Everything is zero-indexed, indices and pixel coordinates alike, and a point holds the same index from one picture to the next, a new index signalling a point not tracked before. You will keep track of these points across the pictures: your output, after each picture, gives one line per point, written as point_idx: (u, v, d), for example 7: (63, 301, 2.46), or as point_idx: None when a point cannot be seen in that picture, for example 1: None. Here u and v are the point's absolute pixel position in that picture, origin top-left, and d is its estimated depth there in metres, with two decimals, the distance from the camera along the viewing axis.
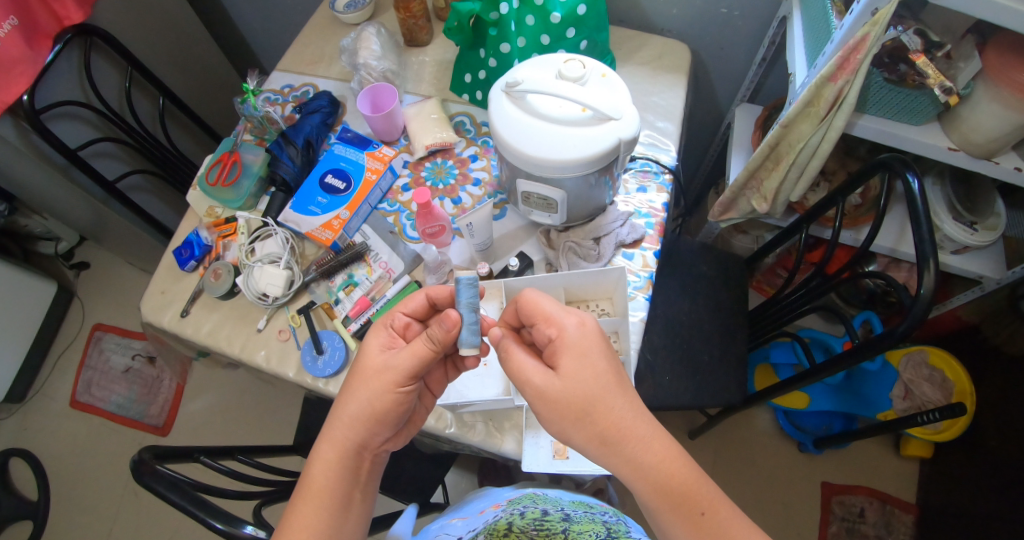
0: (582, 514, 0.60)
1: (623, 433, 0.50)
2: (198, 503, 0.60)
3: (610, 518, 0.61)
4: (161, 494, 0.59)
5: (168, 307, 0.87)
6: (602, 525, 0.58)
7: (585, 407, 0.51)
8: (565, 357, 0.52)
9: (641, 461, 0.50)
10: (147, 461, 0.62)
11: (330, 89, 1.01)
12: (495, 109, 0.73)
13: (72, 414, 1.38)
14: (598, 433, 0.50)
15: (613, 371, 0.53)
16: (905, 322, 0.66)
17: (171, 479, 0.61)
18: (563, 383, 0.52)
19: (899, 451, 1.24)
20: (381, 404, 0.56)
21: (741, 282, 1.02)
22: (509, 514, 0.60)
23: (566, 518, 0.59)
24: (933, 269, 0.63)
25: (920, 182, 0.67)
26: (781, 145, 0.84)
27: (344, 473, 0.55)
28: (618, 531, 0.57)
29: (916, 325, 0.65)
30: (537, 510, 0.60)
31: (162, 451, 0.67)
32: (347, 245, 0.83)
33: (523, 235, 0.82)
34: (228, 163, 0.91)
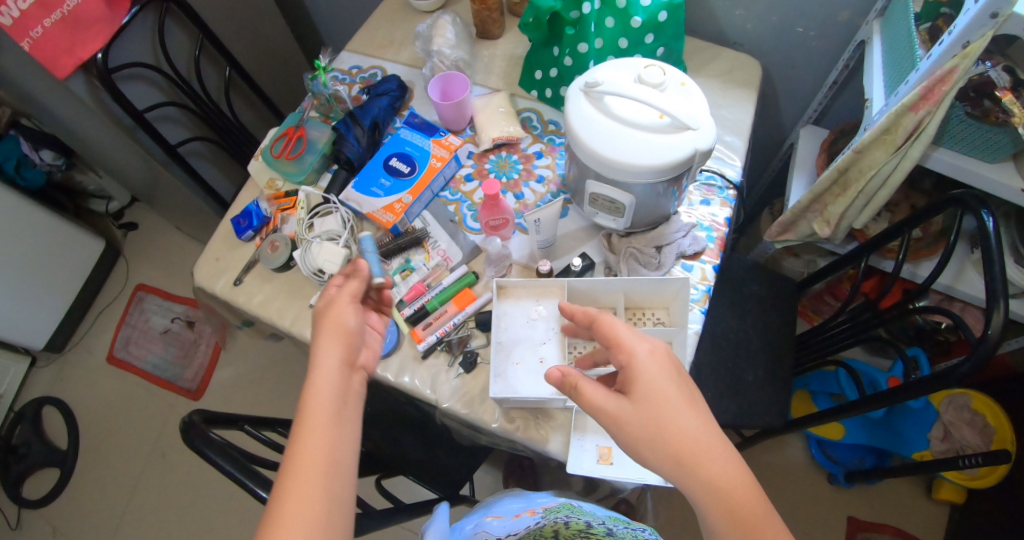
0: (624, 529, 0.58)
1: (700, 469, 0.46)
2: (245, 471, 0.61)
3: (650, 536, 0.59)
4: (210, 459, 0.60)
5: (222, 274, 0.89)
6: None
7: (657, 435, 0.48)
8: (636, 380, 0.50)
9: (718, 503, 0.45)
10: (195, 425, 0.63)
11: (398, 74, 1.02)
12: (571, 108, 0.73)
13: (108, 369, 1.41)
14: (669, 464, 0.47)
15: (687, 401, 0.49)
16: (965, 363, 0.63)
17: (220, 445, 0.62)
18: (632, 410, 0.49)
19: (932, 494, 1.21)
20: (350, 326, 0.54)
21: (790, 304, 1.01)
22: (552, 523, 0.57)
23: (610, 533, 0.56)
24: (1003, 311, 0.61)
25: (995, 219, 0.65)
26: (851, 170, 0.83)
27: (330, 388, 0.50)
28: None
29: (978, 366, 0.62)
30: (580, 521, 0.57)
31: (211, 416, 0.68)
32: (407, 230, 0.84)
33: (584, 236, 0.82)
34: (294, 138, 0.94)
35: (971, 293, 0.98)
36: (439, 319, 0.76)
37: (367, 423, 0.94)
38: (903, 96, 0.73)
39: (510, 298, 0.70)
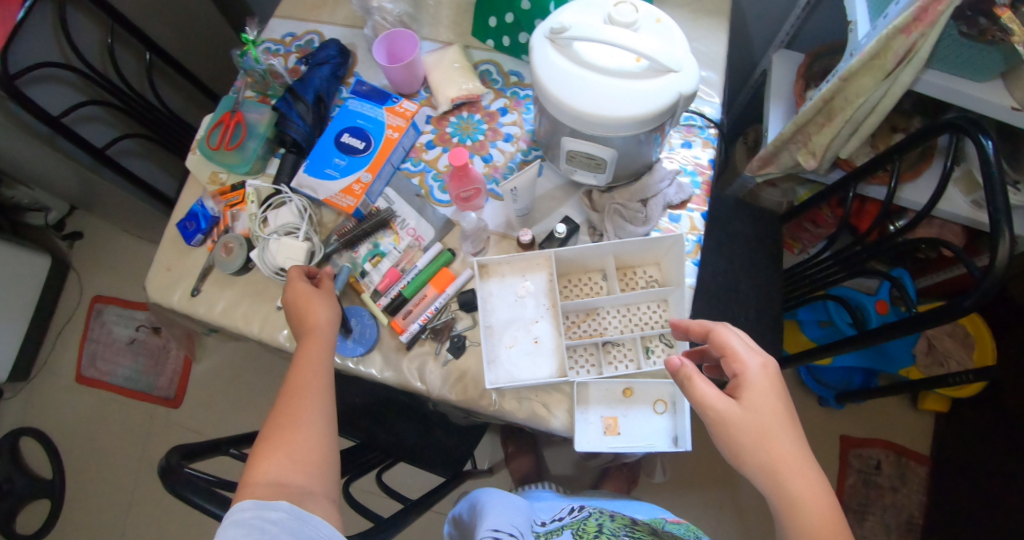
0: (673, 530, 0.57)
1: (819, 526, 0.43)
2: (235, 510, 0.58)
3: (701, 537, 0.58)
4: (197, 503, 0.58)
5: (176, 284, 0.84)
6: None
7: (775, 468, 0.46)
8: (756, 402, 0.48)
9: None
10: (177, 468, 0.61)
11: (336, 37, 0.92)
12: (538, 60, 0.66)
13: (78, 389, 1.34)
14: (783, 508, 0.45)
15: (803, 438, 0.47)
16: (969, 296, 0.65)
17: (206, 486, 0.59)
18: (742, 415, 0.47)
19: (916, 406, 1.26)
20: (322, 316, 0.63)
21: (776, 240, 0.99)
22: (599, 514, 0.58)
23: (657, 531, 0.55)
24: (1009, 240, 0.61)
25: (992, 140, 0.65)
26: (835, 98, 0.80)
27: (327, 327, 0.63)
28: None
29: (984, 297, 0.64)
30: (627, 517, 0.57)
31: (190, 450, 0.65)
32: (370, 212, 0.77)
33: (562, 196, 0.76)
34: (231, 124, 0.86)
35: (953, 211, 0.98)
36: (420, 305, 0.72)
37: (359, 417, 0.90)
38: (889, 20, 0.70)
39: (494, 277, 0.65)
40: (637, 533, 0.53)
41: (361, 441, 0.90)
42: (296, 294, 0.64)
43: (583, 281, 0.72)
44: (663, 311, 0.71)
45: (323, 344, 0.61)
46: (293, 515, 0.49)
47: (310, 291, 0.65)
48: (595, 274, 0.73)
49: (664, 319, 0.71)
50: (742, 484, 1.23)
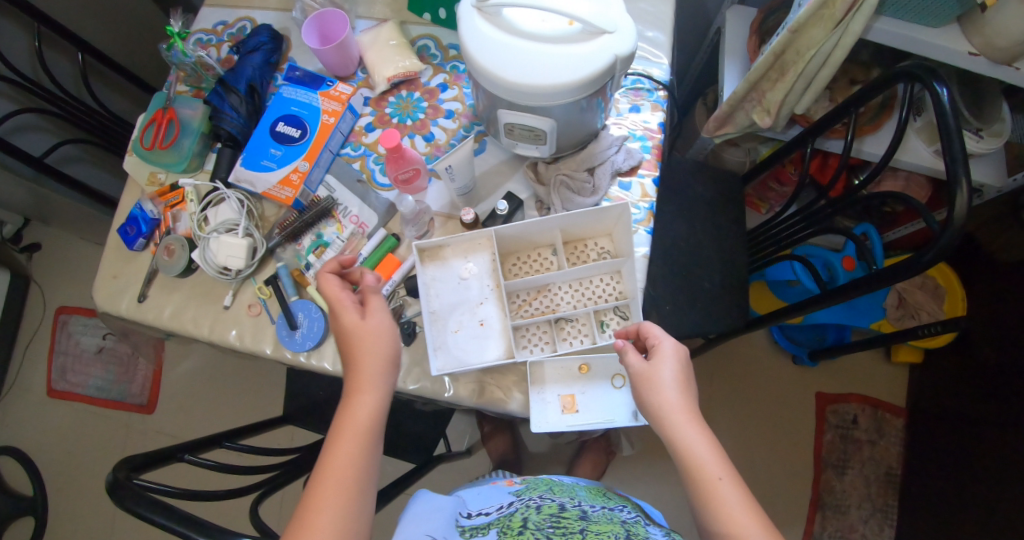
0: (600, 511, 0.57)
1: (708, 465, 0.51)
2: (185, 521, 0.58)
3: (629, 517, 0.57)
4: (146, 517, 0.58)
5: (123, 292, 0.80)
6: (621, 527, 0.52)
7: (676, 420, 0.53)
8: (665, 368, 0.56)
9: (715, 502, 0.49)
10: (124, 483, 0.60)
11: (269, 23, 0.88)
12: (466, 31, 0.62)
13: (51, 403, 1.32)
14: (679, 453, 0.52)
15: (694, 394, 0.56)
16: (929, 251, 0.64)
17: (154, 500, 0.59)
18: (652, 374, 0.56)
19: (890, 358, 1.27)
20: (371, 340, 0.57)
21: (739, 202, 0.97)
22: (524, 509, 0.56)
23: (583, 517, 0.54)
24: (967, 192, 0.59)
25: (949, 90, 0.63)
26: (787, 52, 0.77)
27: (381, 350, 0.57)
28: (637, 531, 0.53)
29: (943, 250, 0.63)
30: (554, 504, 0.56)
31: (138, 463, 0.64)
32: (311, 202, 0.75)
33: (507, 170, 0.74)
34: (163, 122, 0.81)
35: (916, 163, 0.96)
36: None
37: (324, 410, 0.89)
38: None
39: (435, 261, 0.64)
40: (561, 524, 0.52)
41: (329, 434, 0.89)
42: (350, 337, 0.57)
43: (532, 258, 0.70)
44: (618, 282, 0.70)
45: (377, 369, 0.56)
46: None
47: (364, 338, 0.57)
48: (544, 250, 0.70)
49: (620, 291, 0.69)
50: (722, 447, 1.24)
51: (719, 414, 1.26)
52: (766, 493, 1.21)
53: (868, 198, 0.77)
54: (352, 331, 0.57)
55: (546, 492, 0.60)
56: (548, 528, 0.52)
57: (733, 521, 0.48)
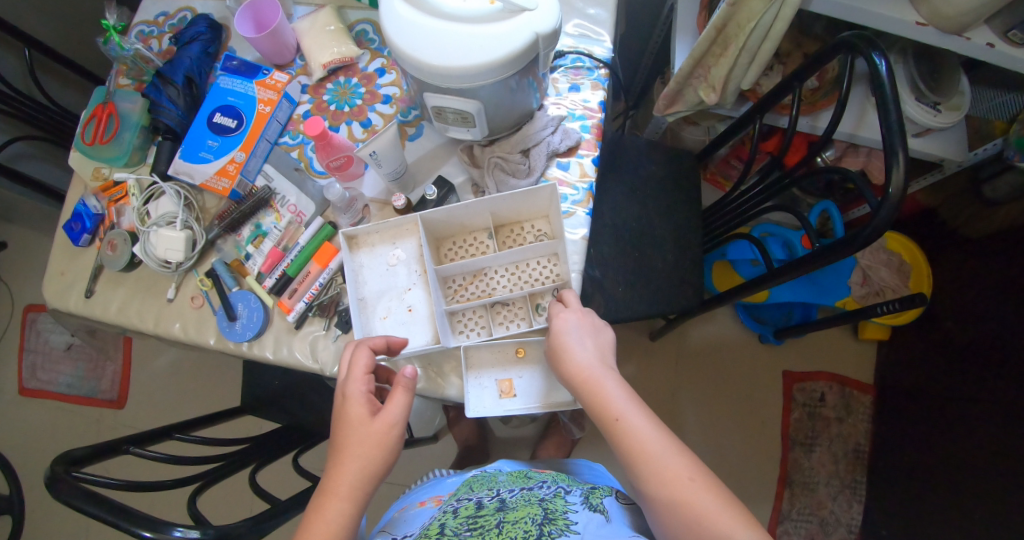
0: (518, 496, 0.60)
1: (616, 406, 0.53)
2: (122, 512, 0.56)
3: (546, 493, 0.61)
4: (79, 508, 0.56)
5: (71, 288, 0.78)
6: (538, 509, 0.56)
7: (583, 375, 0.55)
8: (568, 330, 0.58)
9: (628, 435, 0.52)
10: (62, 476, 0.59)
11: (208, 12, 0.87)
12: (385, 15, 0.61)
13: (23, 402, 1.33)
14: (589, 404, 0.54)
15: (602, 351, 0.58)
16: (867, 227, 0.62)
17: (89, 490, 0.58)
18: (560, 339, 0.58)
19: (858, 335, 1.27)
20: (364, 451, 0.52)
21: (692, 182, 0.97)
22: (443, 517, 0.57)
23: (501, 508, 0.57)
24: (903, 164, 0.57)
25: (886, 60, 0.60)
26: (729, 25, 0.75)
27: (373, 462, 0.52)
28: (553, 510, 0.57)
29: (881, 228, 0.61)
30: (471, 504, 0.59)
31: (77, 456, 0.63)
32: (248, 192, 0.75)
33: (444, 154, 0.74)
34: (103, 117, 0.80)
35: (873, 137, 0.95)
36: (304, 283, 0.70)
37: (279, 399, 0.90)
38: None
39: (364, 248, 0.66)
40: (479, 524, 0.55)
41: (286, 423, 0.90)
42: (348, 430, 0.53)
43: (467, 242, 0.70)
44: (555, 264, 0.69)
45: (355, 480, 0.51)
46: None
47: (361, 442, 0.52)
48: (480, 234, 0.71)
49: (556, 272, 0.69)
50: (688, 426, 1.25)
51: (686, 394, 1.27)
52: (733, 470, 1.23)
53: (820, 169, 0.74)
54: (351, 426, 0.53)
55: (466, 493, 0.63)
56: (466, 531, 0.54)
57: (646, 447, 0.50)
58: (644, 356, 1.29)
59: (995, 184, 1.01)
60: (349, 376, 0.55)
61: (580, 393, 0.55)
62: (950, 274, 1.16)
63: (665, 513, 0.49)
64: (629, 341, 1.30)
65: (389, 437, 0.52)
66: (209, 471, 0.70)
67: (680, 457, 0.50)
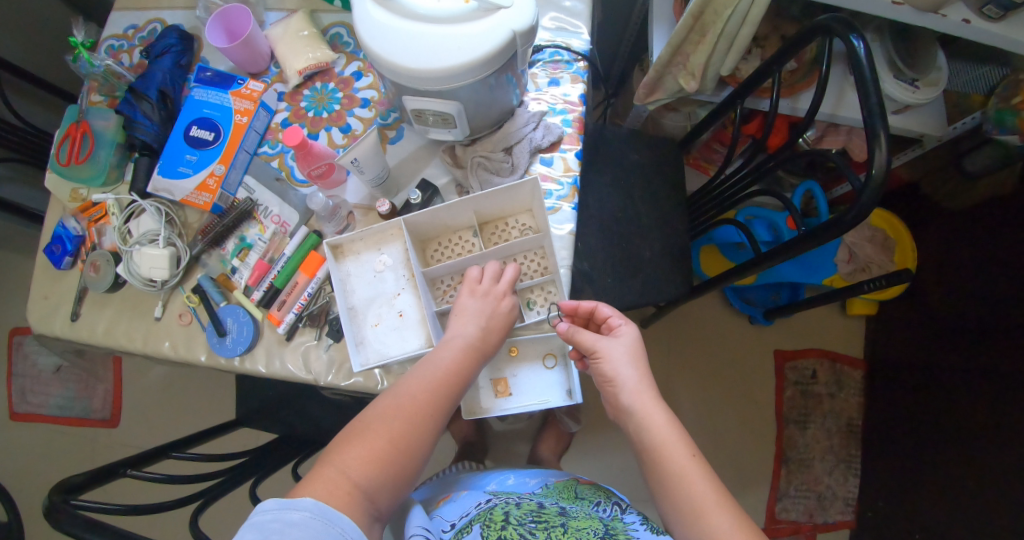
0: (580, 508, 0.62)
1: (674, 445, 0.54)
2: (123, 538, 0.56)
3: (606, 514, 0.61)
4: (79, 537, 0.56)
5: (56, 313, 0.77)
6: (599, 523, 0.58)
7: (643, 401, 0.57)
8: (623, 348, 0.60)
9: (684, 479, 0.52)
10: (60, 506, 0.58)
11: (178, 23, 0.85)
12: (360, 19, 0.61)
13: (14, 426, 1.31)
14: (647, 432, 0.56)
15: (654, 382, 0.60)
16: (853, 209, 0.62)
17: (88, 518, 0.58)
18: (619, 359, 0.60)
19: (846, 311, 1.29)
20: (474, 339, 0.59)
21: (675, 169, 0.97)
22: (505, 505, 0.62)
23: (563, 513, 0.60)
24: (885, 145, 0.58)
25: (864, 41, 0.61)
26: (706, 12, 0.75)
27: (474, 354, 0.59)
28: (615, 528, 0.58)
29: (867, 209, 0.62)
30: (534, 503, 0.63)
31: (75, 484, 0.63)
32: (230, 205, 0.74)
33: (425, 156, 0.74)
34: (77, 136, 0.78)
35: (853, 116, 0.95)
36: (292, 294, 0.69)
37: (274, 410, 0.89)
38: None
39: (349, 256, 0.65)
40: (543, 519, 0.58)
41: (284, 433, 0.90)
42: (461, 321, 0.60)
43: (453, 242, 0.70)
44: (543, 258, 0.69)
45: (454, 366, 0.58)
46: (316, 512, 0.48)
47: (474, 326, 0.60)
48: (465, 233, 0.70)
49: (544, 267, 0.69)
50: (683, 410, 1.27)
51: (680, 379, 1.29)
52: (731, 451, 1.25)
53: (805, 152, 0.74)
54: (466, 317, 0.60)
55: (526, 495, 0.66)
56: (530, 523, 0.58)
57: (701, 496, 0.51)
58: None
59: (974, 157, 1.02)
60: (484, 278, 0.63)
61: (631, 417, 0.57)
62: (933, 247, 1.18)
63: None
64: None
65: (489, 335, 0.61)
66: (211, 488, 0.70)
67: (734, 519, 0.50)
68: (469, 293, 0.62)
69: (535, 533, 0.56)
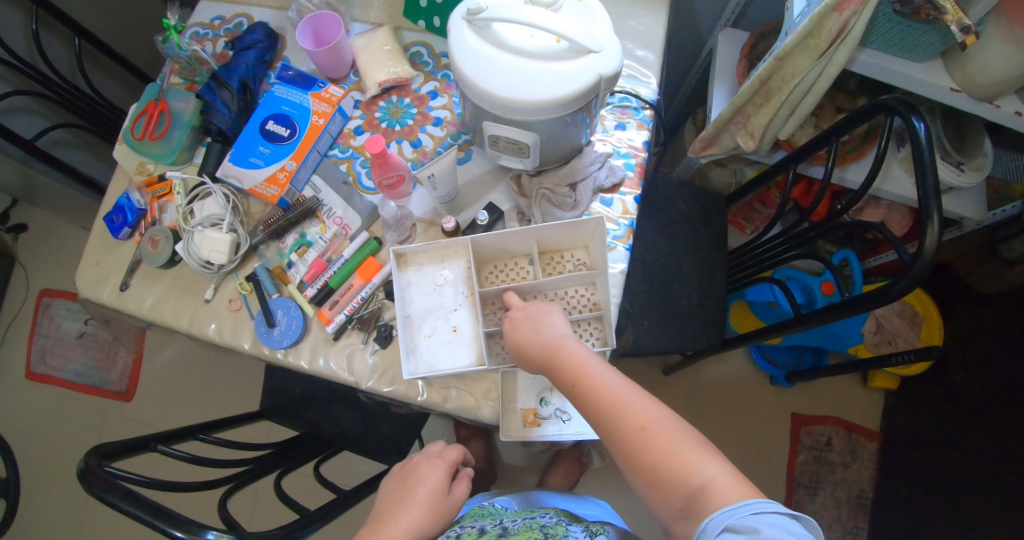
0: (521, 524, 0.59)
1: (576, 368, 0.55)
2: (156, 511, 0.54)
3: (549, 521, 0.60)
4: (111, 503, 0.54)
5: (106, 280, 0.78)
6: (539, 531, 0.56)
7: (546, 347, 0.58)
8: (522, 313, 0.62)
9: (593, 387, 0.54)
10: (94, 470, 0.57)
11: (265, 21, 0.89)
12: (454, 43, 0.64)
13: (28, 386, 1.32)
14: (559, 372, 0.57)
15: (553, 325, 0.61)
16: (900, 281, 0.63)
17: (121, 485, 0.56)
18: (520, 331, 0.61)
19: (867, 383, 1.30)
20: (410, 523, 0.54)
21: (720, 221, 0.99)
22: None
23: (502, 533, 0.57)
24: (937, 224, 0.59)
25: (925, 124, 0.63)
26: (773, 79, 0.77)
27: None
28: (555, 534, 0.56)
29: (913, 283, 0.63)
30: (474, 530, 0.58)
31: (109, 450, 0.62)
32: (296, 201, 0.76)
33: (491, 181, 0.76)
34: (155, 113, 0.81)
35: (898, 192, 0.98)
36: (346, 295, 0.71)
37: (300, 407, 0.90)
38: None
39: (412, 266, 0.67)
40: None
41: (305, 431, 0.91)
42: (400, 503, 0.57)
43: (509, 266, 0.72)
44: (593, 295, 0.71)
45: None
46: None
47: (413, 512, 0.56)
48: (521, 259, 0.72)
49: (594, 303, 0.70)
50: None
51: (693, 426, 1.29)
52: None
53: (850, 225, 0.76)
54: (405, 501, 0.57)
55: (469, 521, 0.61)
56: None
57: (616, 396, 0.52)
58: (655, 388, 1.31)
59: (1013, 244, 1.02)
60: (424, 458, 0.62)
61: (545, 365, 0.58)
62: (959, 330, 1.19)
63: (631, 455, 0.49)
64: (641, 369, 1.32)
65: (422, 524, 0.55)
66: (234, 476, 0.70)
67: (646, 405, 0.51)
68: (408, 484, 0.59)
69: None
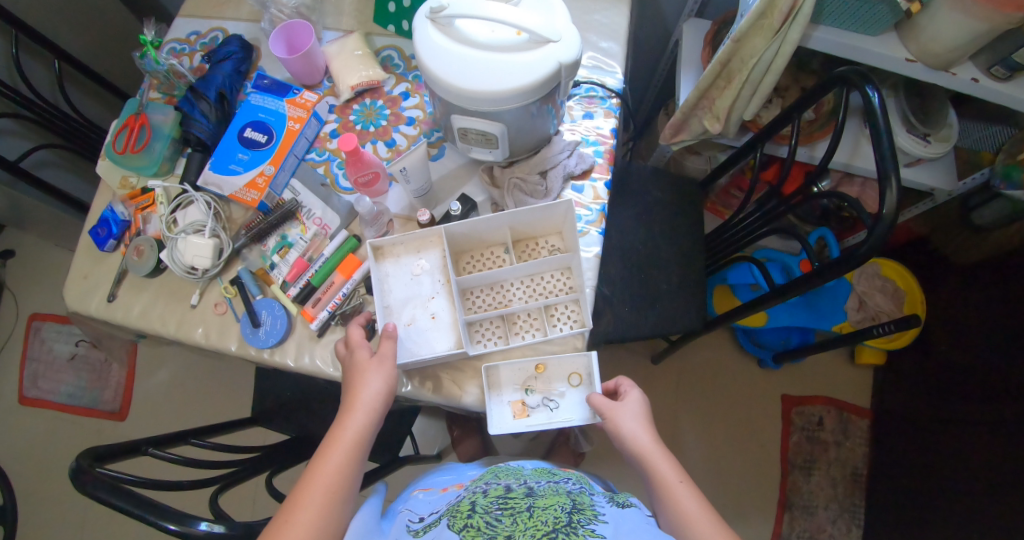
0: (546, 487, 0.58)
1: (670, 479, 0.56)
2: (148, 506, 0.55)
3: (573, 487, 0.59)
4: (104, 500, 0.55)
5: (93, 293, 0.79)
6: (567, 497, 0.54)
7: (643, 444, 0.59)
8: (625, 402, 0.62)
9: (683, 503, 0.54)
10: (87, 470, 0.58)
11: (240, 33, 0.91)
12: (419, 40, 0.66)
13: (22, 411, 1.32)
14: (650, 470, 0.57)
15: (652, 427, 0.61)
16: (864, 244, 0.65)
17: (115, 483, 0.57)
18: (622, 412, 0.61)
19: (854, 361, 1.33)
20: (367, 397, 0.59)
21: (695, 206, 1.01)
22: (471, 496, 0.56)
23: (529, 493, 0.56)
24: (894, 187, 0.61)
25: (879, 93, 0.64)
26: (733, 60, 0.80)
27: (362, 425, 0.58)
28: (582, 501, 0.54)
29: (876, 246, 0.64)
30: (500, 487, 0.58)
31: (101, 453, 0.63)
32: (276, 204, 0.78)
33: (465, 175, 0.79)
34: (135, 127, 0.83)
35: (867, 167, 1.00)
36: (328, 292, 0.73)
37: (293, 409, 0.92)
38: None
39: (389, 258, 0.69)
40: (508, 504, 0.53)
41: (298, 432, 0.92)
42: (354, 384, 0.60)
43: (484, 256, 0.74)
44: (568, 278, 0.73)
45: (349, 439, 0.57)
46: None
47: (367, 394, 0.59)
48: (497, 248, 0.74)
49: (570, 286, 0.72)
50: (688, 447, 1.29)
51: (685, 414, 1.31)
52: (731, 491, 1.26)
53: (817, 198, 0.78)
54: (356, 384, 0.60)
55: (493, 479, 0.61)
56: (496, 510, 0.53)
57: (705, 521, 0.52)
58: (645, 377, 1.33)
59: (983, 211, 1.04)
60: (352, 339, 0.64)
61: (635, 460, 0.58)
62: (939, 301, 1.22)
63: None
64: (630, 359, 1.34)
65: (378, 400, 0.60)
66: (224, 477, 0.71)
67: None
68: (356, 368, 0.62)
69: (502, 520, 0.51)
